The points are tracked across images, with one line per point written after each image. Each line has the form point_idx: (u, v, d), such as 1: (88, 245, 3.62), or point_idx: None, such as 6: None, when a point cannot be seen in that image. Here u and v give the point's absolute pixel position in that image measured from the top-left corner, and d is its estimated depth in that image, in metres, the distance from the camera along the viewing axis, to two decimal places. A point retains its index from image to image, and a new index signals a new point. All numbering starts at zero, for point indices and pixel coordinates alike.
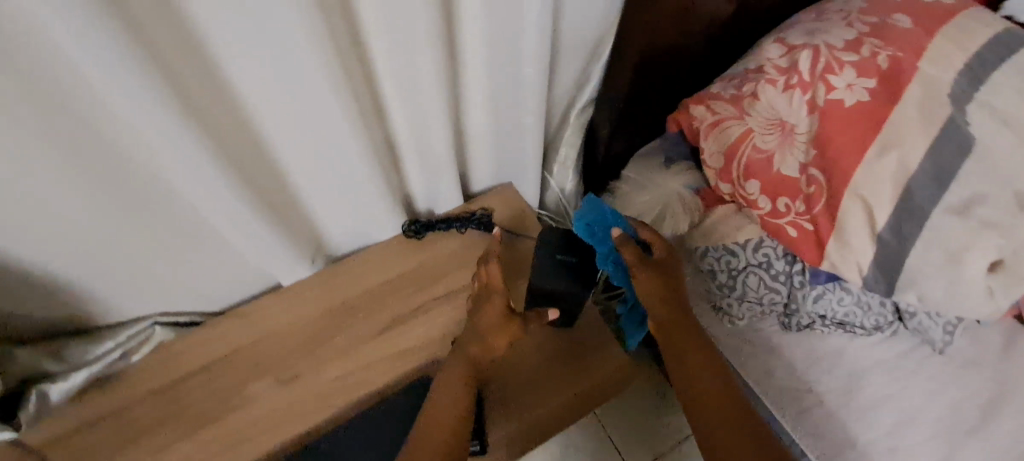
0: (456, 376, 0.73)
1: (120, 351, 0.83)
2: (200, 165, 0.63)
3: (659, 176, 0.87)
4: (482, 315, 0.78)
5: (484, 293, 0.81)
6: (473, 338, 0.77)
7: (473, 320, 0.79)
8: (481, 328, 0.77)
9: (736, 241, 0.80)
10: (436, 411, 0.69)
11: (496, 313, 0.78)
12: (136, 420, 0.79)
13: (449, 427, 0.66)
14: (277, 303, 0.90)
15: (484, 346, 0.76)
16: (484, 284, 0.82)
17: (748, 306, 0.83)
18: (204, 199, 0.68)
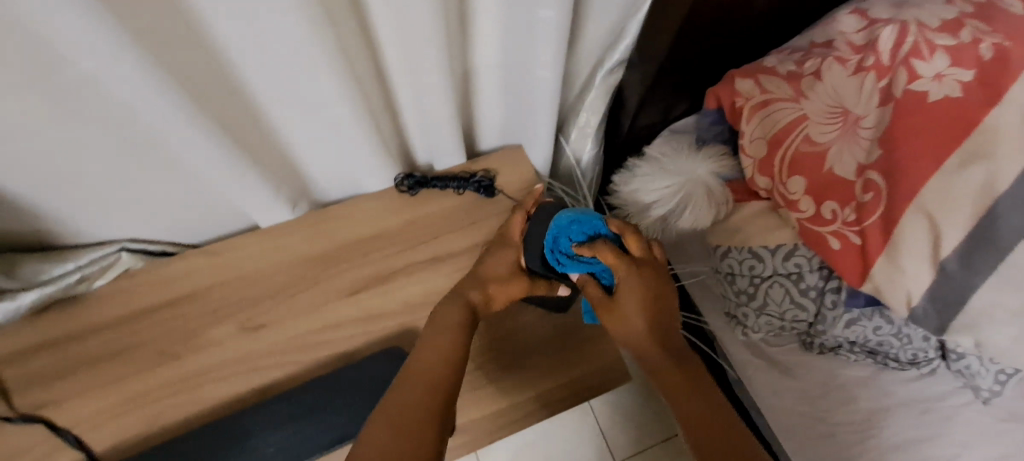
0: (450, 324, 0.63)
1: (80, 274, 0.78)
2: (156, 98, 0.56)
3: (686, 161, 0.73)
4: (494, 263, 0.70)
5: (500, 243, 0.72)
6: (476, 286, 0.68)
7: (479, 266, 0.71)
8: (489, 278, 0.69)
9: (765, 244, 0.69)
10: (421, 363, 0.58)
11: (505, 266, 0.70)
12: (91, 350, 0.76)
13: (436, 383, 0.57)
14: (254, 244, 0.84)
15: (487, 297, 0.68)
16: (503, 235, 0.74)
17: (766, 320, 0.73)
18: (162, 127, 0.61)
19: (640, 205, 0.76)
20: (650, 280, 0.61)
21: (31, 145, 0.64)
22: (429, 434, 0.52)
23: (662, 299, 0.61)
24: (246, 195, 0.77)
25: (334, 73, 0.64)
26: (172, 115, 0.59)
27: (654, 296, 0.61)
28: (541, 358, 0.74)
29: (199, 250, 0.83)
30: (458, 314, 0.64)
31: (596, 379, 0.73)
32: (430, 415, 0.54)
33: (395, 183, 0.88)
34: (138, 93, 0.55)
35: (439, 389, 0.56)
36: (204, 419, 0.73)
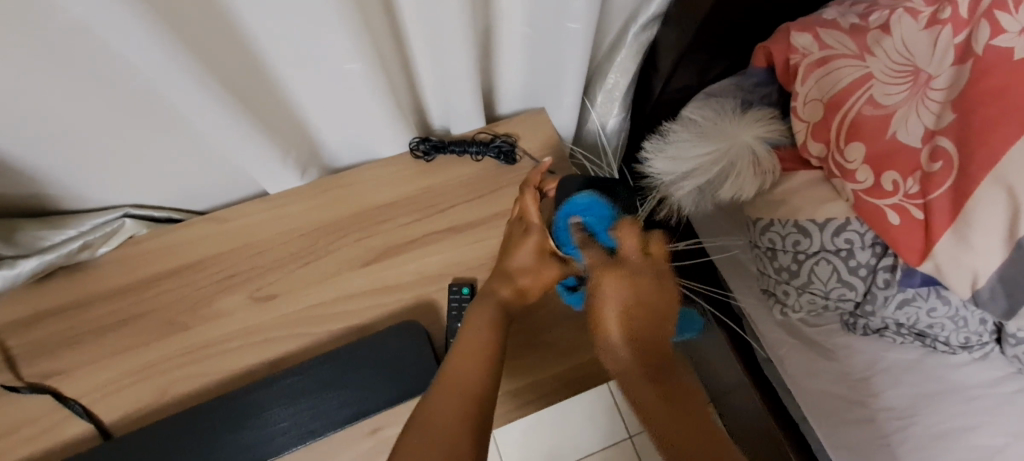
0: (487, 329, 0.58)
1: (83, 241, 0.74)
2: (151, 47, 0.51)
3: (730, 126, 0.66)
4: (518, 250, 0.64)
5: (521, 226, 0.66)
6: (500, 278, 0.63)
7: (503, 257, 0.65)
8: (515, 272, 0.63)
9: (813, 219, 0.63)
10: (456, 366, 0.54)
11: (529, 254, 0.63)
12: (97, 318, 0.73)
13: (476, 387, 0.52)
14: (262, 212, 0.79)
15: (516, 286, 0.63)
16: (521, 219, 0.67)
17: (808, 299, 0.68)
18: (158, 81, 0.55)
19: (674, 176, 0.68)
20: (633, 282, 0.58)
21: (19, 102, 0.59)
22: (466, 441, 0.48)
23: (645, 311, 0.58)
24: (253, 160, 0.72)
25: (345, 23, 0.59)
26: (171, 69, 0.54)
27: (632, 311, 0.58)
28: (561, 335, 0.70)
29: (205, 217, 0.79)
30: (493, 313, 0.60)
31: None
32: (468, 424, 0.49)
33: (410, 148, 0.82)
34: (134, 41, 0.50)
35: (476, 395, 0.52)
36: (213, 392, 0.70)
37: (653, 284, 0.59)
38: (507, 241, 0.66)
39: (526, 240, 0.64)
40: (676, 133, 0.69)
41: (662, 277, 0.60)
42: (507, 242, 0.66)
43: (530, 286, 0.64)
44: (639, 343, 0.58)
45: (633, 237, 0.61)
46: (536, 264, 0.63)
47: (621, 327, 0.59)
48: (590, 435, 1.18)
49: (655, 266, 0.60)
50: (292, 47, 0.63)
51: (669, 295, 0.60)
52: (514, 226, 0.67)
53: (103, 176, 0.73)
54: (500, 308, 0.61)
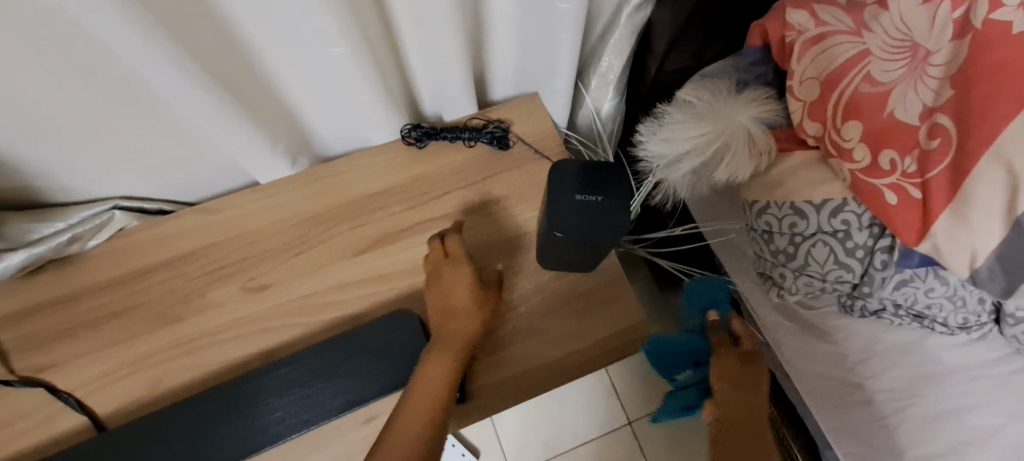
0: (448, 357, 0.62)
1: (71, 234, 0.73)
2: (127, 34, 0.50)
3: (726, 106, 0.64)
4: (450, 291, 0.67)
5: (447, 266, 0.68)
6: (455, 315, 0.66)
7: (440, 297, 0.67)
8: (450, 311, 0.66)
9: (809, 200, 0.62)
10: (420, 394, 0.59)
11: (465, 292, 0.66)
12: (89, 312, 0.72)
13: (436, 407, 0.58)
14: (253, 202, 0.78)
15: (466, 324, 0.65)
16: (439, 263, 0.69)
17: (805, 282, 0.66)
18: (139, 69, 0.54)
19: (666, 159, 0.67)
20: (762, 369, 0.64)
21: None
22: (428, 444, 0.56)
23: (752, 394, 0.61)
24: (241, 149, 0.71)
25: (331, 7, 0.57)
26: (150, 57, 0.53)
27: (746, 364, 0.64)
28: (555, 321, 0.70)
29: (195, 208, 0.78)
30: (458, 335, 0.64)
31: (624, 343, 0.69)
32: (422, 440, 0.56)
33: (401, 135, 0.81)
34: (112, 27, 0.49)
35: (430, 420, 0.57)
36: (207, 383, 0.70)
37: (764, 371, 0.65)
38: (436, 286, 0.68)
39: (452, 281, 0.67)
40: (672, 113, 0.67)
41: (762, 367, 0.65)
42: (438, 288, 0.68)
43: (470, 329, 0.65)
44: (728, 423, 0.59)
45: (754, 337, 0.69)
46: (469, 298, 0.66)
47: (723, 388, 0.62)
48: (587, 420, 1.19)
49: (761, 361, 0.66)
50: (278, 31, 0.61)
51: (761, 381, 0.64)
52: (433, 272, 0.69)
53: (89, 168, 0.72)
54: (461, 336, 0.64)
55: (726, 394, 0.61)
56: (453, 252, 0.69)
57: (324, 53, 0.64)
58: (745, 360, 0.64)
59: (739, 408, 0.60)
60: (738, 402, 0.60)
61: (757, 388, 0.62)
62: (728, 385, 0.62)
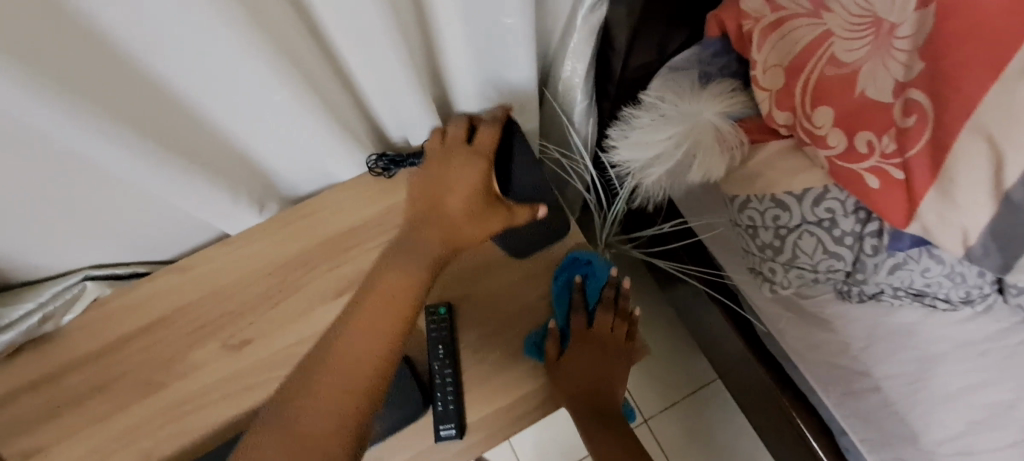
0: (366, 342, 0.56)
1: (42, 313, 0.71)
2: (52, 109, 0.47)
3: (691, 103, 0.61)
4: (450, 197, 0.67)
5: (449, 159, 0.70)
6: (379, 291, 0.59)
7: (438, 210, 0.67)
8: (453, 227, 0.65)
9: (790, 191, 0.59)
10: (355, 337, 0.56)
11: (462, 201, 0.66)
12: (70, 389, 0.70)
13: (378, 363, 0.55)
14: (226, 254, 0.76)
15: (388, 303, 0.58)
16: (448, 158, 0.70)
17: (797, 274, 0.63)
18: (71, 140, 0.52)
19: (640, 164, 0.65)
20: (614, 345, 0.70)
21: None
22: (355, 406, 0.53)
23: (607, 360, 0.70)
24: (201, 204, 0.69)
25: (253, 51, 0.54)
26: (69, 124, 0.50)
27: (603, 348, 0.70)
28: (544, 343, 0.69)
29: (168, 268, 0.76)
30: (378, 317, 0.57)
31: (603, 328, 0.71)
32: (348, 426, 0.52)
33: (368, 167, 0.79)
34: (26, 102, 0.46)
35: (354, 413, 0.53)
36: (198, 449, 0.68)
37: (619, 350, 0.70)
38: (441, 182, 0.68)
39: (460, 183, 0.67)
40: (636, 117, 0.66)
41: (616, 343, 0.71)
42: (439, 198, 0.68)
43: (397, 304, 0.58)
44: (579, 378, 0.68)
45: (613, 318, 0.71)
46: (468, 219, 0.65)
47: (576, 361, 0.68)
48: None
49: (617, 341, 0.71)
50: (208, 80, 0.58)
51: (621, 352, 0.70)
52: (437, 169, 0.70)
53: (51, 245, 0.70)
54: (382, 317, 0.57)
55: (575, 361, 0.69)
56: (454, 142, 0.72)
57: (261, 96, 0.62)
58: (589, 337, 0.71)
59: (585, 370, 0.68)
60: (589, 368, 0.69)
61: (606, 359, 0.70)
62: (582, 357, 0.69)
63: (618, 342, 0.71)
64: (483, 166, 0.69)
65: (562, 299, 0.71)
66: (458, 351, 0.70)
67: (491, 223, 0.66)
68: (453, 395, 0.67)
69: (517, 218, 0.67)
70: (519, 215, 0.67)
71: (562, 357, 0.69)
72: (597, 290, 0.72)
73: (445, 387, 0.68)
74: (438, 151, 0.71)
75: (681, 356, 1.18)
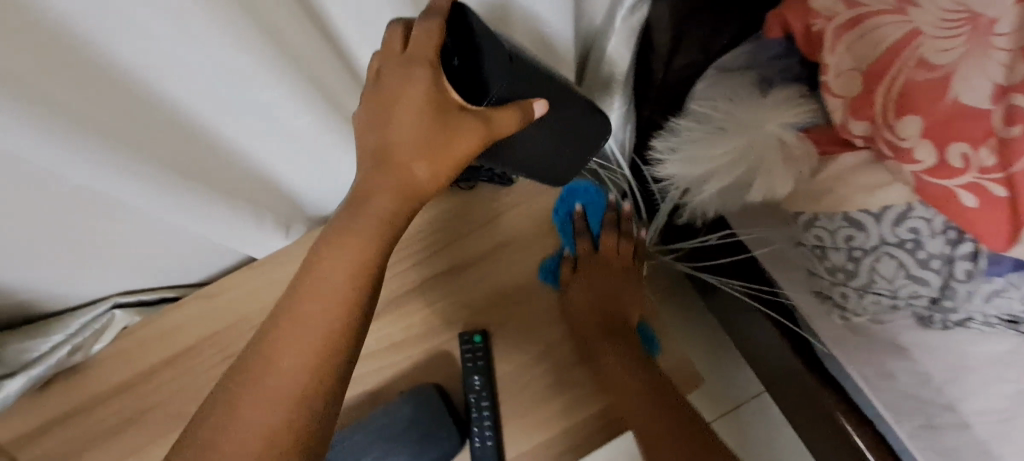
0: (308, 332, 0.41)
1: (71, 345, 0.69)
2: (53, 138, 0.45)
3: (752, 111, 0.57)
4: (397, 131, 0.46)
5: (387, 85, 0.47)
6: (310, 287, 0.43)
7: (386, 150, 0.46)
8: (410, 165, 0.45)
9: (867, 209, 0.53)
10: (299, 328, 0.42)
11: (413, 129, 0.46)
12: (99, 423, 0.68)
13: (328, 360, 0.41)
14: (252, 279, 0.74)
15: (324, 301, 0.42)
16: (379, 85, 0.48)
17: (872, 299, 0.57)
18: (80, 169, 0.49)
19: (691, 179, 0.61)
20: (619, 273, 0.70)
21: None
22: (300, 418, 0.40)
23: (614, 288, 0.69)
24: (223, 230, 0.66)
25: (257, 58, 0.51)
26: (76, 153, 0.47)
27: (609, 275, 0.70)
28: (587, 373, 0.64)
29: (195, 294, 0.74)
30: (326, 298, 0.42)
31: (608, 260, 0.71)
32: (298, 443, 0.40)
33: None
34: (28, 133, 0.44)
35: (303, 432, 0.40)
36: None
37: (625, 278, 0.70)
38: (377, 115, 0.47)
39: (403, 115, 0.46)
40: (680, 124, 0.62)
41: (621, 268, 0.71)
42: (379, 141, 0.47)
43: (337, 298, 0.42)
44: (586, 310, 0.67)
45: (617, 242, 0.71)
46: (420, 148, 0.45)
47: (582, 291, 0.68)
48: None
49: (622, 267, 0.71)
50: (213, 99, 0.55)
51: (627, 280, 0.70)
52: (372, 107, 0.48)
53: (78, 274, 0.68)
54: (323, 320, 0.42)
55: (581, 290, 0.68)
56: (390, 58, 0.48)
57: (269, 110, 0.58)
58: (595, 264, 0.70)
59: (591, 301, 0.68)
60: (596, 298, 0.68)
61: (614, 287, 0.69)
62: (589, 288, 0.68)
63: (623, 267, 0.71)
64: (429, 79, 0.46)
65: (565, 229, 0.72)
66: (495, 382, 0.66)
67: (456, 146, 0.46)
68: (491, 431, 0.63)
69: (497, 125, 0.47)
70: (502, 120, 0.48)
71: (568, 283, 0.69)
72: (599, 217, 0.72)
73: (481, 422, 0.63)
74: (374, 76, 0.48)
75: (726, 363, 1.09)
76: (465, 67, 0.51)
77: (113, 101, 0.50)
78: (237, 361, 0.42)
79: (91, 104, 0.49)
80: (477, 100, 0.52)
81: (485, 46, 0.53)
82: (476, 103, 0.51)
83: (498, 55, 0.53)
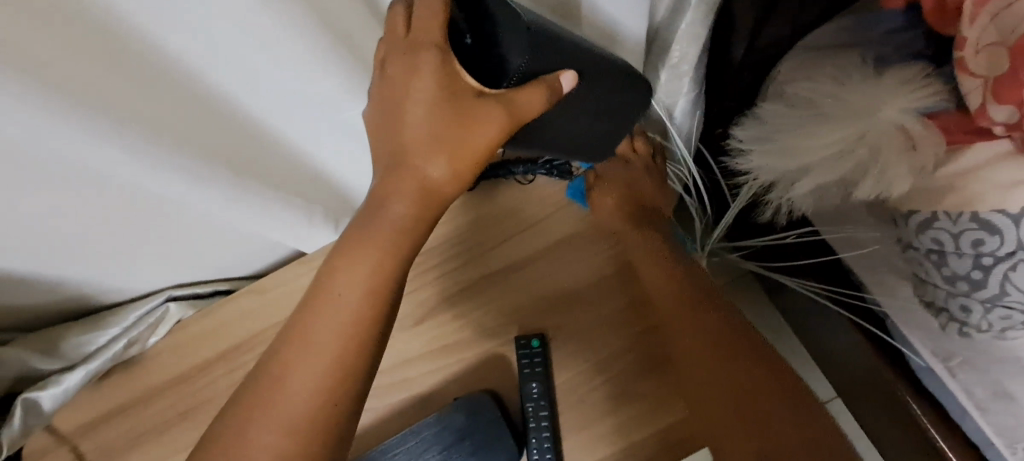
0: (319, 353, 0.40)
1: (127, 338, 0.70)
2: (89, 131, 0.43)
3: (863, 94, 0.50)
4: (411, 123, 0.41)
5: (399, 71, 0.42)
6: (319, 306, 0.41)
7: (404, 144, 0.42)
8: (427, 161, 0.41)
9: (1003, 210, 0.45)
10: (315, 345, 0.40)
11: (426, 120, 0.41)
12: (153, 417, 0.68)
13: (350, 383, 0.41)
14: (303, 275, 0.72)
15: (333, 319, 0.41)
16: (385, 79, 0.43)
17: (1000, 314, 0.49)
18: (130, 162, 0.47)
19: (778, 174, 0.55)
20: (640, 172, 0.69)
21: (11, 216, 0.53)
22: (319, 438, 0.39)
23: (642, 186, 0.69)
24: (272, 225, 0.63)
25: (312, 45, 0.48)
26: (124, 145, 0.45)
27: (633, 175, 0.68)
28: (656, 385, 0.59)
29: (246, 289, 0.72)
30: (344, 317, 0.41)
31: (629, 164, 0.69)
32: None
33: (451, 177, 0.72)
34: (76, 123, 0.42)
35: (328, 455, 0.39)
36: None
37: (647, 175, 0.69)
38: (387, 113, 0.43)
39: (412, 111, 0.41)
40: (763, 108, 0.57)
41: (642, 169, 0.69)
42: (393, 139, 0.42)
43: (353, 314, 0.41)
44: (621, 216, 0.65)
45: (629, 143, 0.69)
46: (436, 146, 0.41)
47: (612, 200, 0.66)
48: None
49: (642, 166, 0.69)
50: (263, 91, 0.52)
51: (651, 177, 0.69)
52: (381, 105, 0.43)
53: (132, 267, 0.68)
54: (336, 339, 0.40)
55: (609, 199, 0.66)
56: (395, 44, 0.42)
57: (315, 98, 0.56)
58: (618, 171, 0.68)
59: (621, 201, 0.66)
60: (626, 200, 0.67)
61: (642, 188, 0.69)
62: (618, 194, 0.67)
63: (645, 166, 0.69)
64: (437, 61, 0.40)
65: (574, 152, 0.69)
66: (554, 392, 0.61)
67: (473, 138, 0.41)
68: (550, 443, 0.59)
69: (520, 108, 0.41)
70: (523, 98, 0.41)
71: (597, 200, 0.67)
72: None
73: (540, 433, 0.59)
74: (381, 64, 0.43)
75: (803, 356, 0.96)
76: (479, 45, 0.43)
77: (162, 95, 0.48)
78: (270, 367, 0.40)
79: (142, 97, 0.47)
80: (496, 83, 0.43)
81: (500, 16, 0.44)
82: (493, 85, 0.43)
83: (516, 26, 0.43)
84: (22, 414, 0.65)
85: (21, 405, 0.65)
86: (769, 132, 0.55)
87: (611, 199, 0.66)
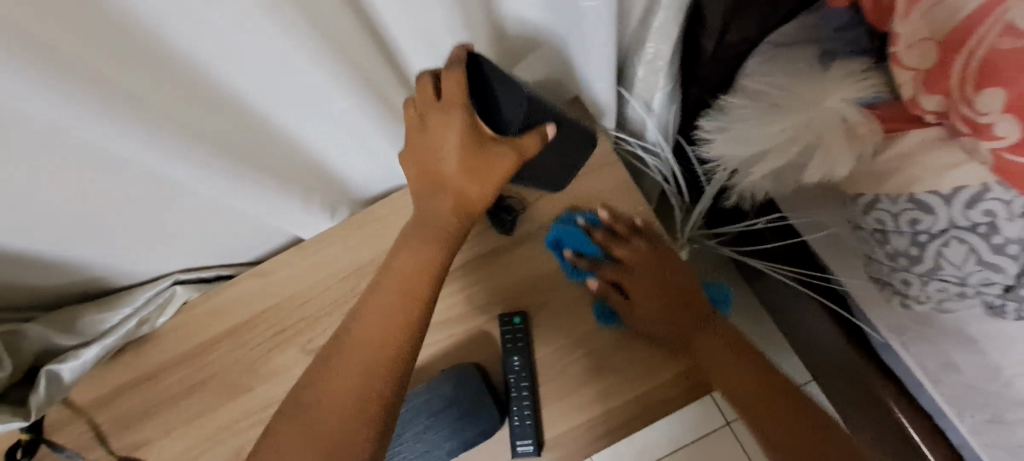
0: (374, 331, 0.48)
1: (138, 317, 0.75)
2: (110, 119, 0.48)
3: (812, 87, 0.54)
4: (442, 152, 0.50)
5: (432, 112, 0.51)
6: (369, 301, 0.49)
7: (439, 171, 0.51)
8: (457, 190, 0.50)
9: (936, 191, 0.49)
10: (372, 314, 0.48)
11: (454, 154, 0.49)
12: (165, 389, 0.73)
13: (386, 350, 0.47)
14: (300, 259, 0.76)
15: (383, 306, 0.49)
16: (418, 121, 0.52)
17: (937, 286, 0.54)
18: (144, 148, 0.51)
19: (739, 160, 0.59)
20: (659, 267, 0.64)
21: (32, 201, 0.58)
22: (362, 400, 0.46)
23: (668, 277, 0.64)
24: (273, 211, 0.68)
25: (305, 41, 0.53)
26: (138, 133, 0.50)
27: (658, 270, 0.64)
28: (628, 358, 0.64)
29: (249, 272, 0.77)
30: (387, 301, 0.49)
31: (643, 256, 0.65)
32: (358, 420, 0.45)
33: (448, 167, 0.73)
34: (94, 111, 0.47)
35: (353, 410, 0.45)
36: None
37: (664, 262, 0.64)
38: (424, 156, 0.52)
39: (446, 151, 0.50)
40: (727, 102, 0.61)
41: (659, 261, 0.65)
42: (428, 166, 0.52)
43: (401, 291, 0.49)
44: (654, 310, 0.63)
45: (629, 247, 0.66)
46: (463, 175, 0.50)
47: (643, 300, 0.63)
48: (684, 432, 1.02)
49: (657, 260, 0.65)
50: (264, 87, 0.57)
51: (672, 264, 0.65)
52: (415, 143, 0.53)
53: (141, 251, 0.73)
54: (387, 319, 0.48)
55: (645, 307, 0.63)
56: (424, 100, 0.51)
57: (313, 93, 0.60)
58: (640, 280, 0.64)
59: (655, 297, 0.63)
60: (656, 294, 0.63)
61: (672, 274, 0.64)
62: (651, 298, 0.63)
63: (660, 258, 0.65)
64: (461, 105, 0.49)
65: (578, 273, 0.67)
66: (534, 364, 0.66)
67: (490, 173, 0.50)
68: (530, 410, 0.64)
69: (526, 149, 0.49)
70: (527, 144, 0.49)
71: (633, 317, 0.63)
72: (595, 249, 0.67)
73: (521, 401, 0.64)
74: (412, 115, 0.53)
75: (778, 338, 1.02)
76: (485, 102, 0.53)
77: (175, 90, 0.53)
78: None
79: (152, 92, 0.51)
80: (502, 129, 0.53)
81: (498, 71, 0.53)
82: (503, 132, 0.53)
83: (510, 81, 0.53)
84: (44, 385, 0.69)
85: (43, 376, 0.69)
86: (733, 124, 0.59)
87: (648, 304, 0.63)
